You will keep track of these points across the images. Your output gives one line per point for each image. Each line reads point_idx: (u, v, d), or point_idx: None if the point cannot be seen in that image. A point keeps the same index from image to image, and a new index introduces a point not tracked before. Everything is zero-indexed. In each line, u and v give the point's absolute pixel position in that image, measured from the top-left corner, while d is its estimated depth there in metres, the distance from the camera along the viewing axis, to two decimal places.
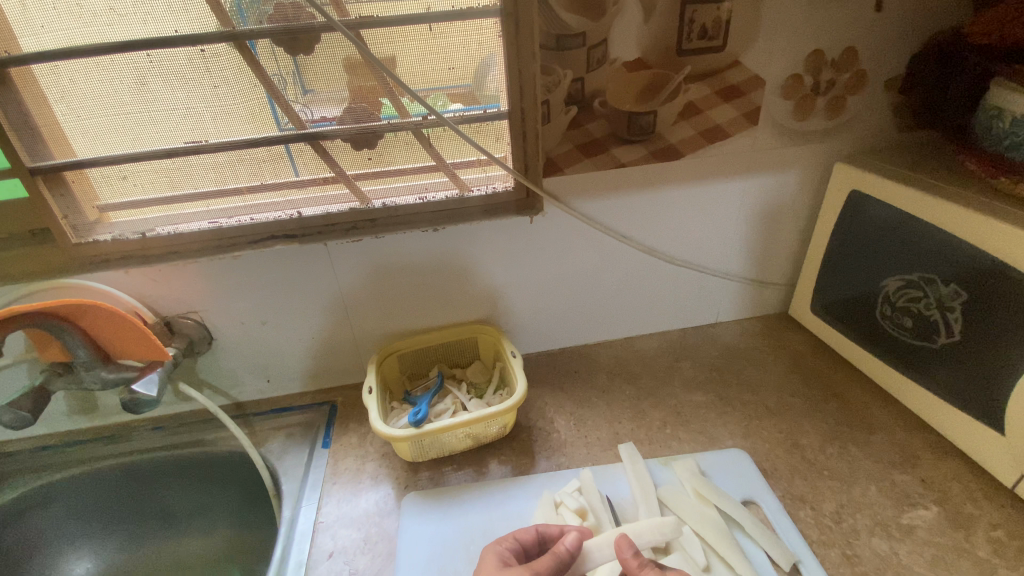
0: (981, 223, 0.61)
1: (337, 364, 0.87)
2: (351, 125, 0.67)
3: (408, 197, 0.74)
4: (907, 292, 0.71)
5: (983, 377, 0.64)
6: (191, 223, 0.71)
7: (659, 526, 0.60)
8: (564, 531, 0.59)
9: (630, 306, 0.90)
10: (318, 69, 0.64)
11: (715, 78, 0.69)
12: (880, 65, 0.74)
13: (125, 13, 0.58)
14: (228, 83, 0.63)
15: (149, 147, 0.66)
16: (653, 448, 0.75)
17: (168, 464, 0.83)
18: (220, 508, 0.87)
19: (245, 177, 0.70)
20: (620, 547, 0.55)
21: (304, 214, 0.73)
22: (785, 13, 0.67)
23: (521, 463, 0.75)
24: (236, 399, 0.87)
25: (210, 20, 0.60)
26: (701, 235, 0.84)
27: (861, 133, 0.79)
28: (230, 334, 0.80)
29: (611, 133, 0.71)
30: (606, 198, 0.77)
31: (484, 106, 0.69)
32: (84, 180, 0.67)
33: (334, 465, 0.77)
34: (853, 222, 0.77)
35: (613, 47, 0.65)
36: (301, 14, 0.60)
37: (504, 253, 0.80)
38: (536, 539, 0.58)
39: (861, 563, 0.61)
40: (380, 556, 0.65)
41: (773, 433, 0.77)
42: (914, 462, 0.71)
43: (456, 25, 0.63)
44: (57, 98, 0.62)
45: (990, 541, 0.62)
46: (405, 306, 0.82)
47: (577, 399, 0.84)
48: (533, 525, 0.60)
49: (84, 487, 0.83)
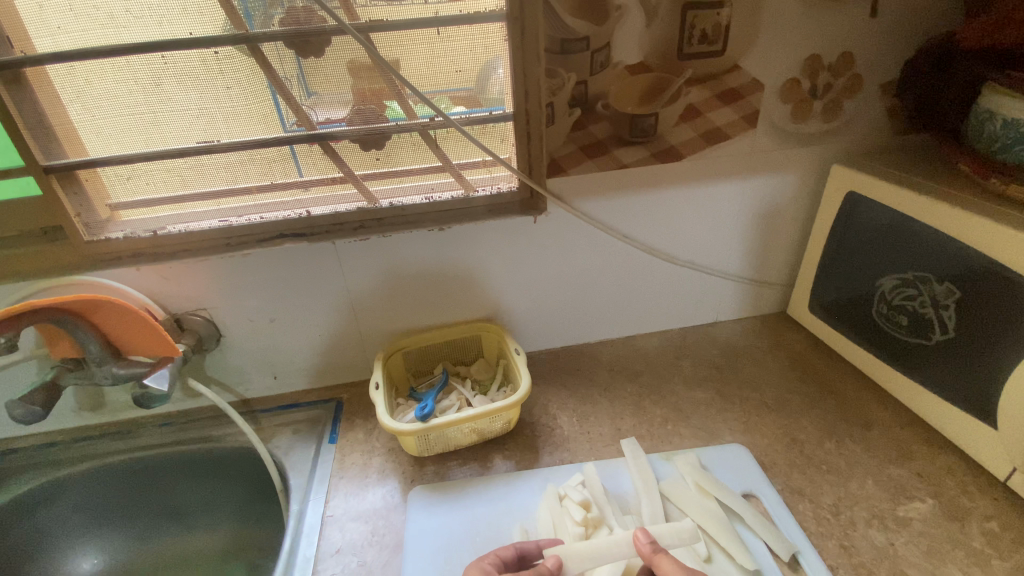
0: (973, 222, 0.63)
1: (343, 361, 0.88)
2: (359, 126, 0.69)
3: (415, 197, 0.76)
4: (902, 290, 0.73)
5: (976, 372, 0.65)
6: (202, 222, 0.73)
7: (677, 530, 0.61)
8: (541, 546, 0.61)
9: (631, 305, 0.92)
10: (326, 72, 0.65)
11: (715, 82, 0.71)
12: (875, 70, 0.76)
13: (140, 15, 0.60)
14: (240, 85, 0.65)
15: (161, 146, 0.67)
16: (654, 443, 0.77)
17: (176, 459, 0.84)
18: (226, 503, 0.88)
19: (255, 177, 0.71)
20: (635, 537, 0.58)
21: (312, 214, 0.74)
22: (783, 19, 0.69)
23: (524, 457, 0.76)
24: (242, 396, 0.88)
25: (223, 22, 0.61)
26: (700, 236, 0.86)
27: (857, 135, 0.81)
28: (238, 332, 0.82)
29: (613, 134, 0.73)
30: (609, 199, 0.79)
31: (488, 109, 0.70)
32: (97, 179, 0.68)
33: (341, 460, 0.78)
34: (850, 222, 0.79)
35: (615, 51, 0.67)
36: (313, 17, 0.62)
37: (508, 253, 0.82)
38: (516, 555, 0.59)
39: (858, 553, 0.62)
40: (387, 549, 0.67)
41: (772, 429, 0.78)
42: (910, 456, 0.73)
43: (464, 29, 0.65)
44: (72, 98, 0.63)
45: (984, 532, 0.63)
46: (411, 304, 0.84)
47: (580, 396, 0.85)
48: (511, 544, 0.61)
49: (93, 481, 0.84)
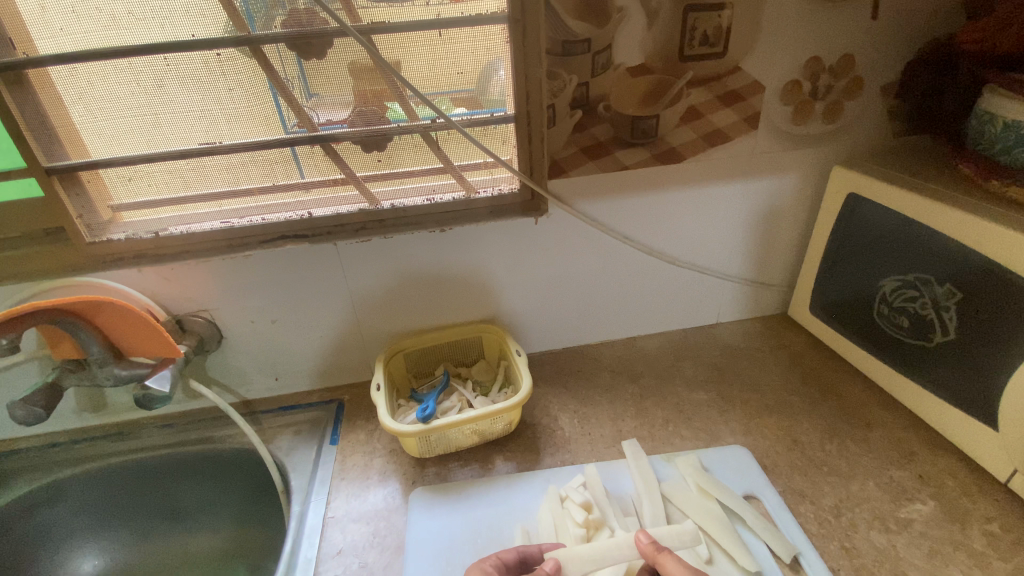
0: (974, 224, 0.63)
1: (344, 362, 0.88)
2: (361, 128, 0.69)
3: (416, 198, 0.76)
4: (903, 292, 0.73)
5: (977, 374, 0.65)
6: (203, 223, 0.73)
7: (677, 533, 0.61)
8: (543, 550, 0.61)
9: (632, 307, 0.92)
10: (328, 73, 0.65)
11: (716, 83, 0.71)
12: (876, 71, 0.76)
13: (143, 17, 0.60)
14: (242, 86, 0.65)
15: (163, 148, 0.67)
16: (656, 444, 0.77)
17: (177, 460, 0.84)
18: (227, 504, 0.88)
19: (257, 178, 0.71)
20: (636, 538, 0.59)
21: (314, 215, 0.74)
22: (784, 21, 0.69)
23: (525, 459, 0.76)
24: (243, 397, 0.88)
25: (225, 24, 0.61)
26: (702, 237, 0.86)
27: (858, 137, 0.81)
28: (240, 333, 0.82)
29: (615, 136, 0.73)
30: (610, 200, 0.79)
31: (489, 110, 0.70)
32: (99, 180, 0.68)
33: (342, 461, 0.78)
34: (851, 224, 0.79)
35: (617, 53, 0.67)
36: (315, 19, 0.62)
37: (510, 254, 0.82)
38: (518, 559, 0.59)
39: (859, 555, 0.62)
40: (389, 550, 0.67)
41: (773, 430, 0.78)
42: (911, 458, 0.73)
43: (465, 31, 0.65)
44: (74, 99, 0.63)
45: (985, 534, 0.63)
46: (412, 305, 0.84)
47: (580, 397, 0.85)
48: (513, 547, 0.61)
49: (95, 482, 0.84)
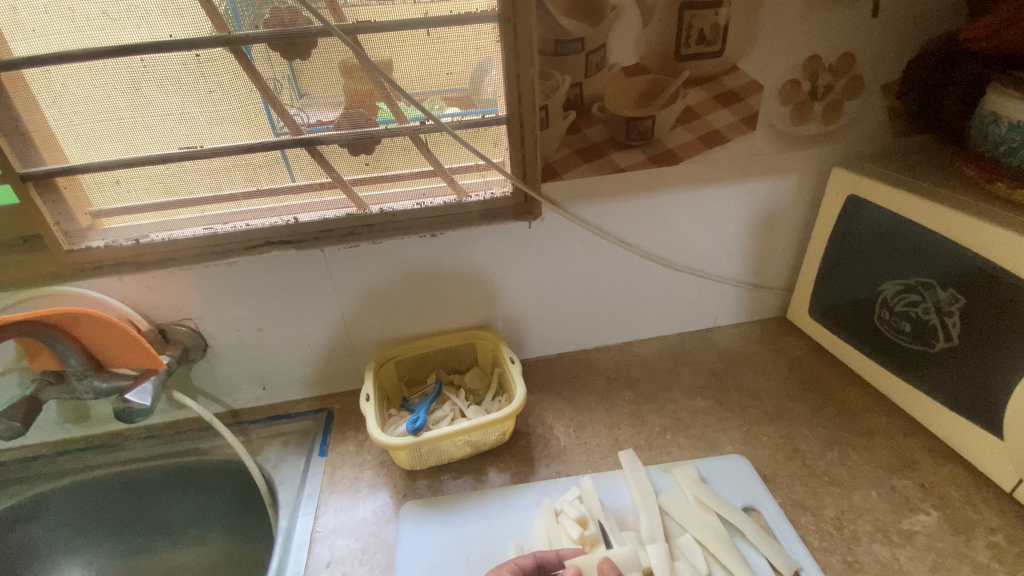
0: (979, 229, 0.61)
1: (334, 370, 0.86)
2: (348, 130, 0.66)
3: (406, 202, 0.74)
4: (905, 297, 0.71)
5: (981, 381, 0.64)
6: (186, 229, 0.70)
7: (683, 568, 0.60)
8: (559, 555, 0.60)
9: (630, 311, 0.90)
10: (314, 74, 0.63)
11: (713, 83, 0.69)
12: (877, 70, 0.74)
13: (117, 17, 0.57)
14: (223, 88, 0.62)
15: (142, 152, 0.65)
16: (653, 454, 0.75)
17: (162, 472, 0.82)
18: (217, 515, 0.86)
19: (241, 183, 0.69)
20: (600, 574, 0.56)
21: (301, 220, 0.72)
22: (783, 19, 0.67)
23: (520, 470, 0.74)
24: (231, 406, 0.86)
25: (205, 25, 0.59)
26: (698, 239, 0.84)
27: (858, 138, 0.79)
28: (226, 341, 0.80)
29: (610, 138, 0.71)
30: (605, 203, 0.77)
31: (481, 111, 0.68)
32: (77, 186, 0.66)
33: (332, 474, 0.76)
34: (851, 227, 0.77)
35: (611, 52, 0.65)
36: (297, 18, 0.59)
37: (503, 257, 0.80)
38: (535, 565, 0.59)
39: (863, 569, 0.61)
40: (378, 567, 0.65)
41: (773, 438, 0.76)
42: (913, 466, 0.71)
43: (454, 30, 0.63)
44: (50, 103, 0.61)
45: (990, 546, 0.62)
46: (402, 310, 0.82)
47: (577, 405, 0.84)
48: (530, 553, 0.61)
49: (78, 497, 0.82)
